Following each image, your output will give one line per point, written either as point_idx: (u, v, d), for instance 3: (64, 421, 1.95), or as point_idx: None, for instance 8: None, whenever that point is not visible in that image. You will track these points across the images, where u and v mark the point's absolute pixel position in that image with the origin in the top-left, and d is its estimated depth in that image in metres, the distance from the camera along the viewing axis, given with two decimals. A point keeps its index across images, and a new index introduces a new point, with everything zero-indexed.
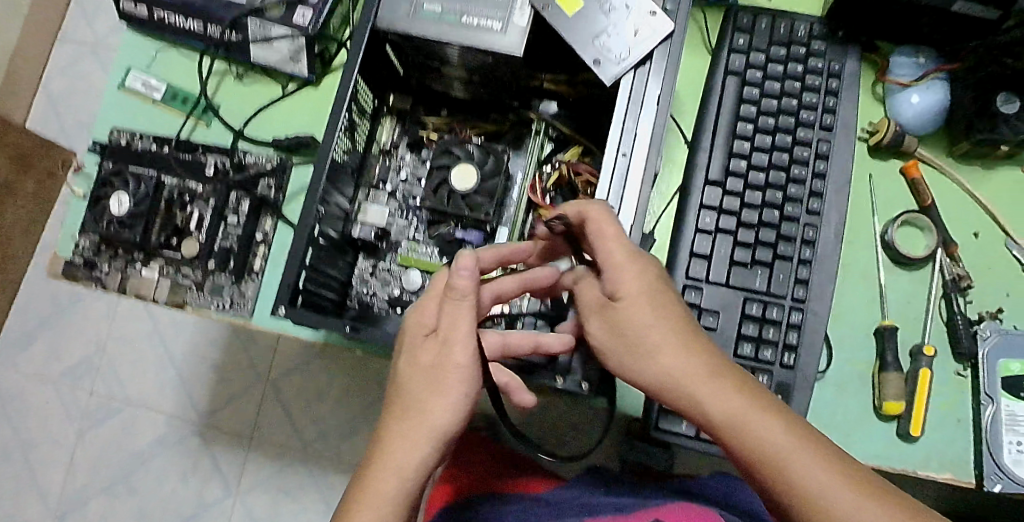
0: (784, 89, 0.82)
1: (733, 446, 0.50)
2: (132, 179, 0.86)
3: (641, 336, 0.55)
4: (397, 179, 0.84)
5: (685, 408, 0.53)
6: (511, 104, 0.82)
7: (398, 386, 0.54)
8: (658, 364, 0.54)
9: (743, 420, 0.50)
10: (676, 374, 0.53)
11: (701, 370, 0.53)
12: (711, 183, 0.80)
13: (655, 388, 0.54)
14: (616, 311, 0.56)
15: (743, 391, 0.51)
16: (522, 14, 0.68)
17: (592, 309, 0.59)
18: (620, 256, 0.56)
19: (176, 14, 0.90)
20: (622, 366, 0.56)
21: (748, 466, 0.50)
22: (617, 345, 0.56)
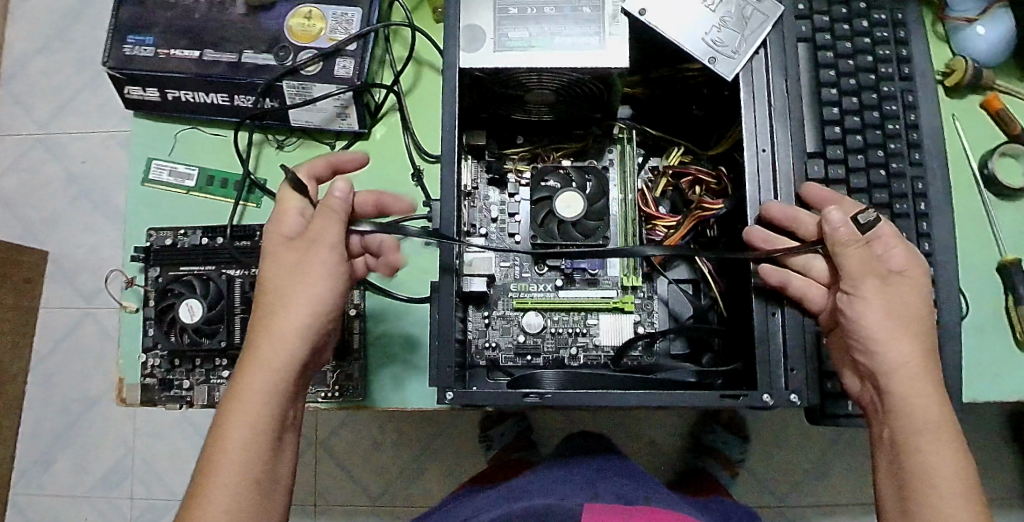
0: (856, 46, 0.80)
1: (919, 455, 0.55)
2: (197, 281, 0.78)
3: (908, 325, 0.56)
4: (488, 220, 0.77)
5: (897, 400, 0.56)
6: (593, 116, 0.75)
7: (280, 296, 0.58)
8: (907, 353, 0.55)
9: (937, 437, 0.55)
10: (914, 373, 0.55)
11: (931, 387, 0.55)
12: (810, 155, 0.77)
13: (890, 370, 0.55)
14: (897, 289, 0.56)
15: (946, 421, 0.55)
16: (617, 24, 0.64)
17: (860, 273, 0.57)
18: (909, 256, 0.57)
19: (193, 92, 0.82)
20: (876, 334, 0.56)
21: (914, 474, 0.55)
22: (884, 314, 0.56)
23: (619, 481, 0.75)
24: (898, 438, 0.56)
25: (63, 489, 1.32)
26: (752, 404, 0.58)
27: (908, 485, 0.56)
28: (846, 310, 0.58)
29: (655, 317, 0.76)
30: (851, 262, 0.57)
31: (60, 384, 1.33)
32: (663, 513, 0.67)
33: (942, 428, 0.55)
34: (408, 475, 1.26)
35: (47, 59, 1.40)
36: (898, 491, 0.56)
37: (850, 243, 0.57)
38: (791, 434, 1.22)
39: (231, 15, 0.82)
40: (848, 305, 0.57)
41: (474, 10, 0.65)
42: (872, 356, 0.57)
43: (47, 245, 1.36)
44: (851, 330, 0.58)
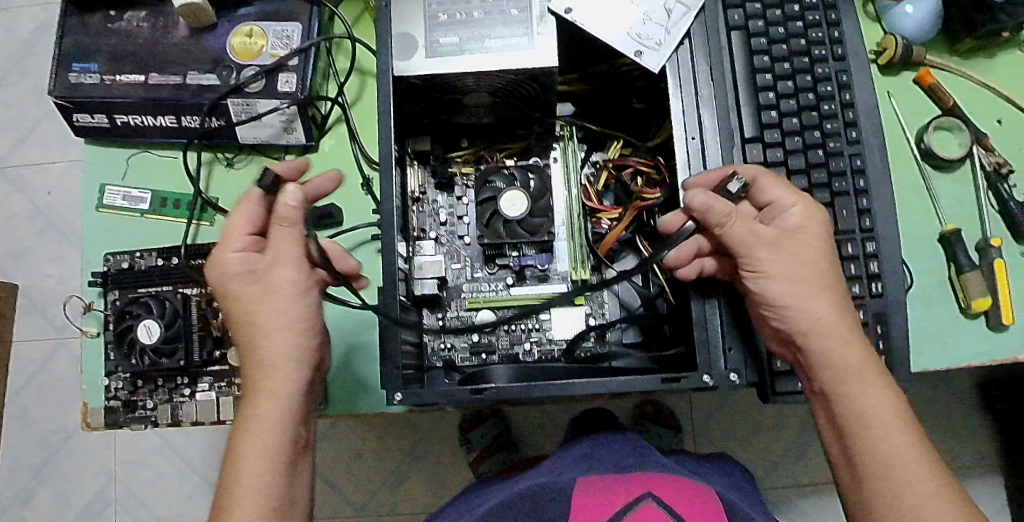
0: (789, 31, 0.82)
1: (851, 400, 0.58)
2: (153, 301, 0.79)
3: (812, 279, 0.59)
4: (436, 224, 0.78)
5: (823, 351, 0.59)
6: (534, 115, 0.76)
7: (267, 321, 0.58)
8: (820, 308, 0.59)
9: (864, 380, 0.58)
10: (829, 323, 0.59)
11: (846, 331, 0.59)
12: (749, 141, 0.79)
13: (811, 326, 0.59)
14: (796, 247, 0.60)
15: (865, 360, 0.59)
16: (545, 24, 0.65)
17: (751, 242, 0.60)
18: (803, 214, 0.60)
19: (140, 115, 0.83)
20: (784, 299, 0.59)
21: (845, 416, 0.58)
22: (786, 275, 0.59)
23: (614, 454, 0.73)
24: (824, 385, 0.60)
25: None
26: (694, 385, 0.61)
27: (840, 425, 0.59)
28: (754, 284, 0.60)
29: (606, 308, 0.77)
30: (737, 235, 0.60)
31: (37, 417, 1.32)
32: (660, 479, 0.65)
33: (869, 373, 0.58)
34: (389, 485, 1.23)
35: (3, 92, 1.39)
36: (835, 433, 0.60)
37: (730, 214, 0.59)
38: (768, 417, 1.22)
39: (174, 38, 0.83)
40: (753, 278, 0.60)
41: (405, 19, 0.66)
42: (787, 318, 0.60)
43: (15, 278, 1.35)
44: (765, 296, 0.60)
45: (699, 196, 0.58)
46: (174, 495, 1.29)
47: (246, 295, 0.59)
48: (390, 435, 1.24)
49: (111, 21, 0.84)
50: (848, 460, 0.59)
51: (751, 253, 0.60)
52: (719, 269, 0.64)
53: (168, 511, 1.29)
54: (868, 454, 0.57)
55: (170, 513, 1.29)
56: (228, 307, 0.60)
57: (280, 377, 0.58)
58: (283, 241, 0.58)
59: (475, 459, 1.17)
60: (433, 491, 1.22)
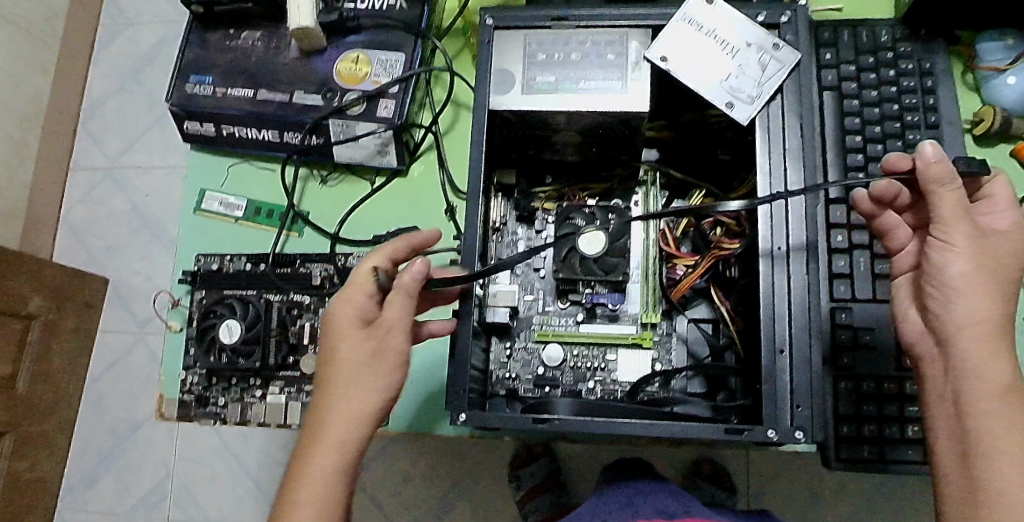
0: (883, 95, 0.81)
1: (984, 416, 0.52)
2: (237, 303, 0.84)
3: (988, 281, 0.53)
4: (514, 254, 0.80)
5: (967, 351, 0.53)
6: (620, 159, 0.78)
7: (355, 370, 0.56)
8: (985, 308, 0.52)
9: (1002, 403, 0.52)
10: (976, 322, 0.53)
11: (1002, 341, 0.53)
12: (834, 202, 0.76)
13: (959, 322, 0.53)
14: (993, 248, 0.53)
15: (1014, 383, 0.52)
16: (639, 70, 0.68)
17: (957, 217, 0.53)
18: (1012, 222, 0.55)
19: (246, 127, 0.89)
20: (955, 283, 0.53)
21: (974, 433, 0.52)
22: (971, 266, 0.52)
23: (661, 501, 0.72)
24: (965, 398, 0.53)
25: (105, 508, 1.37)
26: (756, 438, 0.61)
27: (969, 444, 0.53)
28: (933, 257, 0.54)
29: (672, 355, 0.76)
30: (946, 203, 0.53)
31: (110, 406, 1.39)
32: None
33: (1008, 396, 0.52)
34: None
35: (122, 100, 1.50)
36: (964, 453, 0.53)
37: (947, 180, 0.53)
38: (844, 492, 1.06)
39: (284, 59, 0.89)
40: (938, 251, 0.54)
41: (507, 57, 0.70)
42: (948, 306, 0.54)
43: (107, 272, 1.44)
44: (937, 274, 0.54)
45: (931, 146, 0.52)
46: (226, 497, 1.32)
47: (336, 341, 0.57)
48: (433, 464, 1.18)
49: (230, 39, 0.92)
50: (971, 490, 0.52)
51: (947, 230, 0.53)
52: (793, 326, 0.64)
53: (217, 512, 1.32)
54: (967, 480, 0.52)
55: (219, 515, 1.32)
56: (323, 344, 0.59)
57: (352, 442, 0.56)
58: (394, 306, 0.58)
59: (521, 497, 1.12)
60: None
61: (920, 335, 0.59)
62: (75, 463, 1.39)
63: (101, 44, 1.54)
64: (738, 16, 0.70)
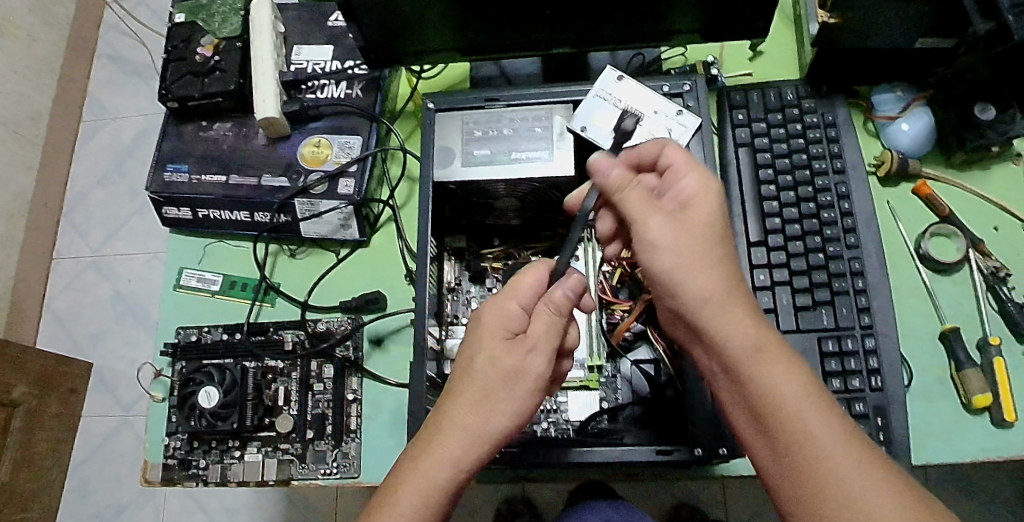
0: (792, 147, 0.91)
1: (756, 383, 0.53)
2: (215, 370, 0.90)
3: (704, 253, 0.58)
4: (468, 311, 0.86)
5: (714, 328, 0.56)
6: (558, 219, 0.86)
7: (481, 385, 0.58)
8: (710, 282, 0.57)
9: (763, 359, 0.54)
10: (707, 294, 0.56)
11: (743, 303, 0.57)
12: (754, 244, 0.87)
13: (694, 301, 0.57)
14: (688, 223, 0.59)
15: (764, 337, 0.55)
16: (564, 140, 0.77)
17: (645, 211, 0.61)
18: (696, 184, 0.61)
19: (218, 209, 0.97)
20: (672, 273, 0.58)
21: (755, 396, 0.53)
22: (676, 251, 0.58)
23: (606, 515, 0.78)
24: (733, 368, 0.55)
25: None
26: (684, 458, 0.67)
27: (761, 410, 0.53)
28: (643, 260, 0.60)
29: (619, 394, 0.82)
30: (634, 202, 0.62)
31: (93, 492, 1.42)
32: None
33: (767, 349, 0.54)
34: None
35: (105, 191, 1.59)
36: (759, 428, 0.54)
37: (626, 182, 0.63)
38: None
39: (253, 146, 0.98)
40: (643, 252, 0.60)
41: (447, 136, 0.79)
42: (680, 295, 0.58)
43: (93, 357, 1.49)
44: (654, 274, 0.60)
45: (602, 161, 0.65)
46: None
47: (479, 345, 0.59)
48: None
49: (203, 130, 1.01)
50: (784, 459, 0.51)
51: (642, 223, 0.60)
52: None
53: None
54: (774, 453, 0.53)
55: None
56: (467, 356, 0.60)
57: (463, 427, 0.56)
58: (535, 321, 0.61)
59: None
60: None
61: (674, 323, 0.64)
62: None
63: (83, 141, 1.63)
64: (649, 90, 0.80)
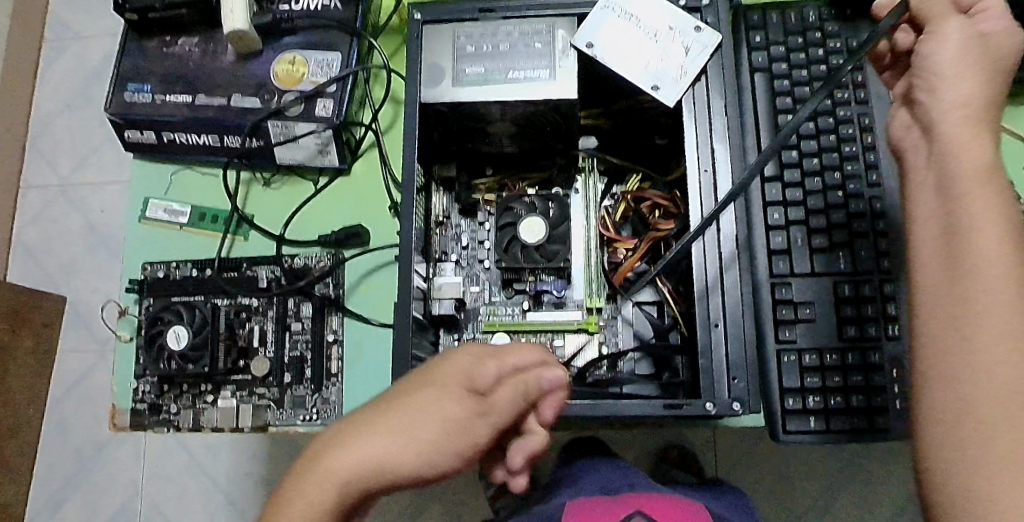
0: (813, 74, 0.83)
1: (965, 195, 0.43)
2: (185, 309, 0.82)
3: (977, 77, 0.49)
4: (458, 247, 0.81)
5: (946, 138, 0.47)
6: (556, 147, 0.79)
7: (395, 417, 0.48)
8: (969, 94, 0.48)
9: (986, 186, 0.43)
10: (954, 103, 0.48)
11: (986, 133, 0.46)
12: (768, 179, 0.79)
13: (942, 105, 0.48)
14: (986, 53, 0.50)
15: (994, 167, 0.45)
16: (566, 57, 0.69)
17: (943, 18, 0.52)
18: (1004, 30, 0.50)
19: (185, 133, 0.88)
20: (941, 69, 0.49)
21: (957, 209, 0.43)
22: (958, 55, 0.49)
23: (601, 475, 0.73)
24: (948, 179, 0.45)
25: None
26: (694, 413, 0.61)
27: (948, 225, 0.43)
28: (920, 52, 0.52)
29: (619, 338, 0.77)
30: (934, 13, 0.52)
31: (74, 424, 1.36)
32: (650, 499, 0.67)
33: (994, 183, 0.43)
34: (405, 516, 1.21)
35: (72, 116, 1.48)
36: (946, 249, 0.43)
37: None
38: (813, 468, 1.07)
39: (222, 63, 0.89)
40: (926, 46, 0.52)
41: (436, 50, 0.70)
42: (935, 95, 0.49)
43: (65, 291, 1.42)
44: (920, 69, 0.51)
45: None
46: (196, 513, 1.29)
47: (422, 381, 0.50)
48: None
49: (167, 45, 0.91)
50: (951, 287, 0.41)
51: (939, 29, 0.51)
52: (726, 299, 0.65)
53: None
54: (947, 276, 0.42)
55: None
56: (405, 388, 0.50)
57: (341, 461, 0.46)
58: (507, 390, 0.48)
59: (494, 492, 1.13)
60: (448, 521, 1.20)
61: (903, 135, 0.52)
62: (47, 486, 1.35)
63: (47, 61, 1.51)
64: (660, 2, 0.71)
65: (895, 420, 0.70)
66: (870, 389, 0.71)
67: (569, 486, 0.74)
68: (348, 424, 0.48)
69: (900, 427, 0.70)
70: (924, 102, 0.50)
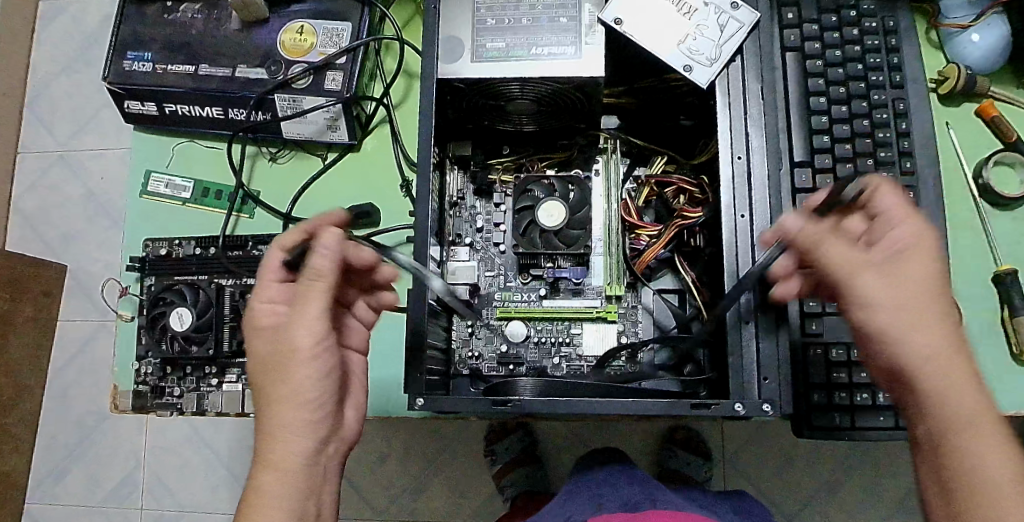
0: (846, 55, 0.77)
1: (964, 460, 0.45)
2: (187, 289, 0.81)
3: (932, 305, 0.47)
4: (472, 230, 0.77)
5: (922, 386, 0.46)
6: (578, 126, 0.75)
7: (267, 390, 0.53)
8: (929, 341, 0.46)
9: (973, 425, 0.45)
10: (916, 354, 0.46)
11: (962, 364, 0.46)
12: (798, 164, 0.74)
13: (907, 355, 0.46)
14: (903, 275, 0.47)
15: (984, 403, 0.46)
16: (593, 33, 0.65)
17: (855, 264, 0.48)
18: (911, 233, 0.48)
19: (188, 105, 0.84)
20: (886, 326, 0.47)
21: (958, 471, 0.45)
22: (892, 303, 0.47)
23: (624, 491, 0.71)
24: (943, 436, 0.46)
25: (79, 498, 1.33)
26: (724, 413, 0.59)
27: (946, 479, 0.46)
28: (855, 311, 0.48)
29: (639, 327, 0.75)
30: (840, 251, 0.49)
31: (75, 397, 1.35)
32: (666, 514, 0.62)
33: (983, 420, 0.45)
34: None
35: (69, 81, 1.43)
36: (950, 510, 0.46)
37: (825, 236, 0.49)
38: (824, 455, 1.06)
39: (227, 31, 0.84)
40: (858, 308, 0.48)
41: (455, 22, 0.66)
42: (887, 346, 0.47)
43: (64, 261, 1.39)
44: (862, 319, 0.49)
45: (789, 222, 0.50)
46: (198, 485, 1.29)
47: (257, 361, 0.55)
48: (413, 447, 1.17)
49: (168, 11, 0.86)
50: None
51: (851, 281, 0.48)
52: (759, 297, 0.62)
53: (192, 501, 1.30)
54: None
55: (194, 501, 1.30)
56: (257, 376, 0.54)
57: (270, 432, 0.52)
58: (309, 298, 0.53)
59: (498, 471, 1.12)
60: None
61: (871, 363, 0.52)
62: (49, 457, 1.35)
63: (43, 22, 1.45)
64: None
65: None
66: None
67: (590, 497, 0.71)
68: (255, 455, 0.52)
69: None
70: (883, 353, 0.48)
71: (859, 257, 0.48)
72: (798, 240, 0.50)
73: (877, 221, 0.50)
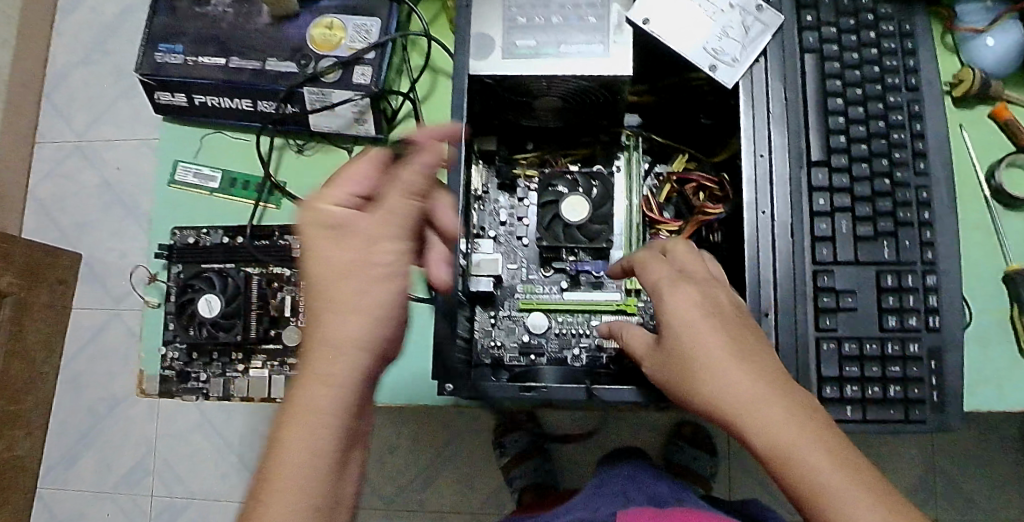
0: (863, 58, 0.78)
1: (804, 495, 0.50)
2: (215, 276, 0.83)
3: (729, 354, 0.54)
4: (496, 223, 0.79)
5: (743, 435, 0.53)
6: (601, 124, 0.77)
7: (324, 296, 0.42)
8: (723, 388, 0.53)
9: (793, 463, 0.50)
10: (720, 407, 0.53)
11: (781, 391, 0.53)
12: (815, 164, 0.75)
13: (712, 413, 0.54)
14: (681, 334, 0.56)
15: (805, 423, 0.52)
16: (621, 33, 0.67)
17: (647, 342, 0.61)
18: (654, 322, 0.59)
19: (217, 97, 0.86)
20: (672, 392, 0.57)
21: (809, 505, 0.50)
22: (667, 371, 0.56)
23: (648, 489, 0.72)
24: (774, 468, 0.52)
25: (92, 482, 1.35)
26: None
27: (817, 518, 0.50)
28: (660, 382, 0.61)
29: None
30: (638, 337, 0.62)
31: (89, 384, 1.37)
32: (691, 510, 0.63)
33: (802, 447, 0.51)
34: (418, 482, 1.23)
35: (87, 72, 1.45)
36: None
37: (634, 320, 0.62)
38: None
39: (256, 25, 0.86)
40: None
41: (486, 18, 0.68)
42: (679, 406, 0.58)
43: (80, 249, 1.41)
44: None
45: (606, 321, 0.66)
46: (207, 471, 1.31)
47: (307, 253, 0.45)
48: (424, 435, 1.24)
49: (199, 5, 0.88)
50: None
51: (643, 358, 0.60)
52: (777, 287, 0.70)
53: (201, 486, 1.31)
54: None
55: (203, 486, 1.31)
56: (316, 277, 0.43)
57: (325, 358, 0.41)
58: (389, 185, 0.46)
59: (507, 462, 1.18)
60: (460, 486, 1.22)
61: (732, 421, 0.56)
62: (63, 441, 1.37)
63: (62, 13, 1.47)
64: None
65: (929, 412, 0.71)
66: (908, 380, 0.71)
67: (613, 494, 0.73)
68: (263, 448, 0.43)
69: (933, 419, 0.71)
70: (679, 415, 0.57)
71: (650, 341, 0.60)
72: (625, 336, 0.63)
73: (669, 311, 0.57)
